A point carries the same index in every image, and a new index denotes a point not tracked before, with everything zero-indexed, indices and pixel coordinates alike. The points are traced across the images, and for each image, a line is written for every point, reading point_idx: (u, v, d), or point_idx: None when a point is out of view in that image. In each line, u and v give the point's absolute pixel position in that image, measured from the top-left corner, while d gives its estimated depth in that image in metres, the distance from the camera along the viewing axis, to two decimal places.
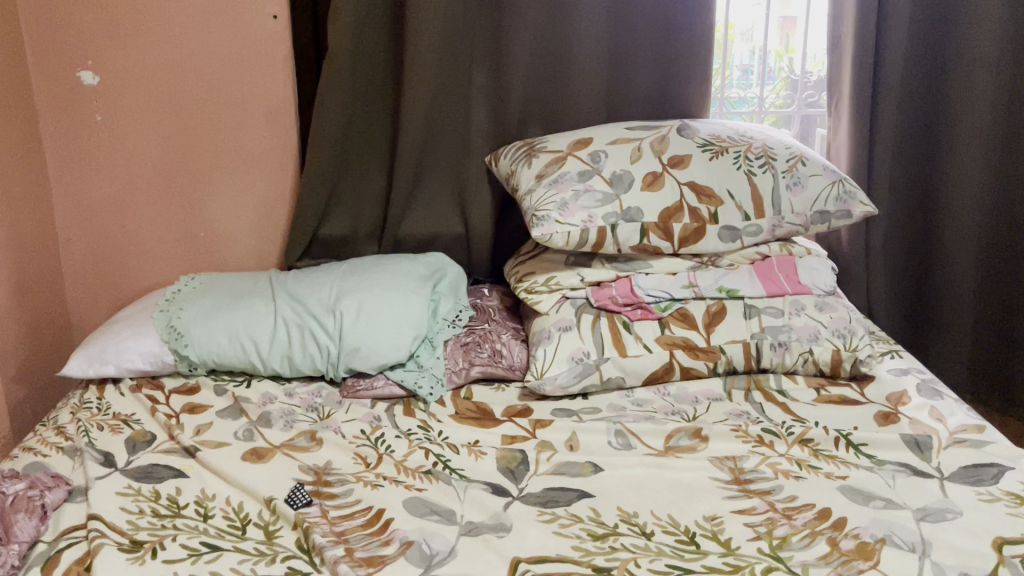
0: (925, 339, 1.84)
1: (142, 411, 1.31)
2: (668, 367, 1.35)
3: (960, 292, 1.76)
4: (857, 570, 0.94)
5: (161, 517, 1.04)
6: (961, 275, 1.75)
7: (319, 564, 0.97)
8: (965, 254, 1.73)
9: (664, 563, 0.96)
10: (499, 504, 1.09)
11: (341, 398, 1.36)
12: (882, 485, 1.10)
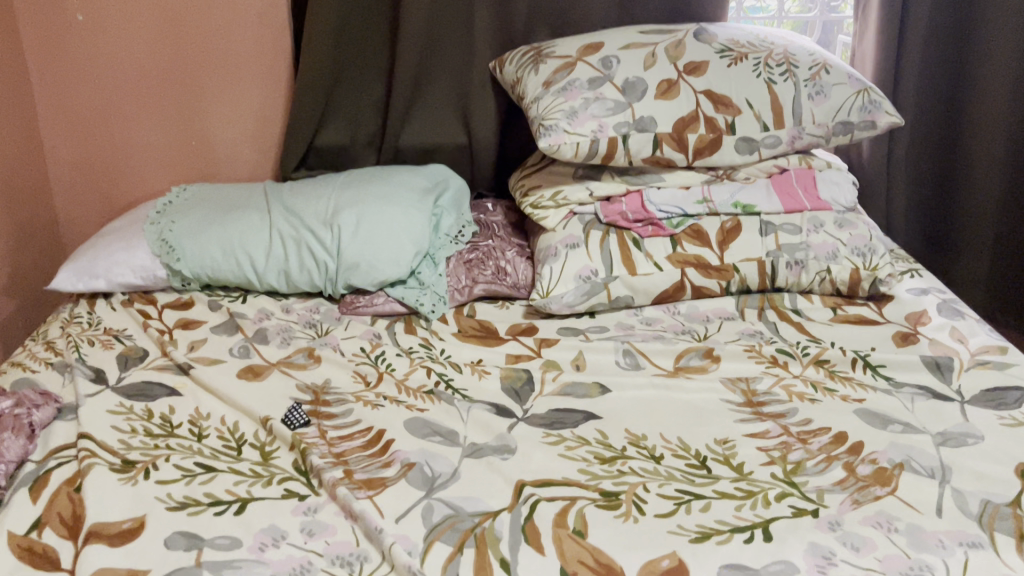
0: (941, 256, 1.79)
1: (134, 326, 1.27)
2: (679, 286, 1.29)
3: (980, 210, 1.70)
4: (874, 496, 0.91)
5: (154, 436, 1.01)
6: (982, 193, 1.68)
7: (317, 486, 0.94)
8: (988, 171, 1.66)
9: (674, 488, 0.93)
10: (502, 424, 1.05)
11: (340, 315, 1.31)
12: (900, 409, 1.06)
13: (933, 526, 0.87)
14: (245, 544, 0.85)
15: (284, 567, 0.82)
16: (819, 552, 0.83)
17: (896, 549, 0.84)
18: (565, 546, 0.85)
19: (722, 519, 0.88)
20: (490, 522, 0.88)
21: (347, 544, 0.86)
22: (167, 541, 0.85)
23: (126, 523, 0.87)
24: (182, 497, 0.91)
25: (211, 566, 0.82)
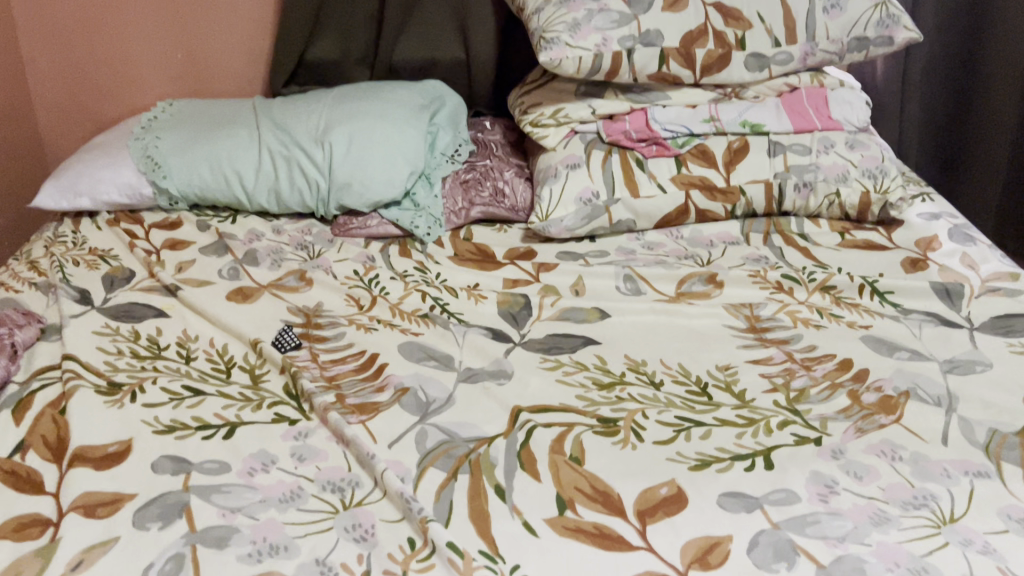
0: (958, 170, 1.73)
1: (120, 246, 1.23)
2: (683, 210, 1.25)
3: (1000, 119, 1.64)
4: (879, 425, 0.89)
5: (141, 358, 0.98)
6: (1003, 101, 1.63)
7: (308, 411, 0.91)
8: (1009, 78, 1.60)
9: (673, 415, 0.91)
10: (499, 349, 1.02)
11: (333, 237, 1.27)
12: (908, 336, 1.03)
13: (939, 455, 0.85)
14: (235, 469, 0.83)
15: (274, 492, 0.80)
16: (821, 480, 0.82)
17: (900, 478, 0.82)
18: (562, 473, 0.83)
19: (723, 447, 0.86)
20: (485, 448, 0.86)
21: (340, 469, 0.84)
22: (154, 465, 0.83)
23: (112, 446, 0.85)
24: (169, 421, 0.89)
25: (199, 491, 0.80)
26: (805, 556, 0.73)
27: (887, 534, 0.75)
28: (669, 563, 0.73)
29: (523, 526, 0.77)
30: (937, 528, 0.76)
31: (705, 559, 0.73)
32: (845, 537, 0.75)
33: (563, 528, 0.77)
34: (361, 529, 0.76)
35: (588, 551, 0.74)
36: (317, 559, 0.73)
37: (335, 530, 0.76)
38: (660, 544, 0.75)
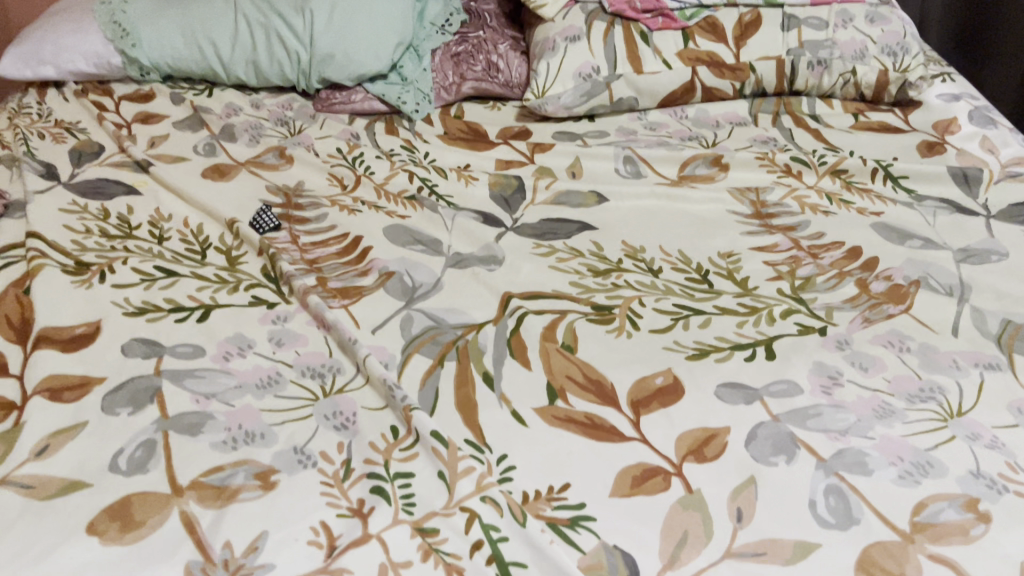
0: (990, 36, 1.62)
1: (88, 119, 1.16)
2: (688, 88, 1.17)
3: None
4: (887, 315, 0.85)
5: (111, 238, 0.93)
6: None
7: (287, 295, 0.87)
8: None
9: (671, 303, 0.86)
10: (490, 234, 0.97)
11: (315, 112, 1.20)
12: (921, 224, 0.97)
13: (948, 347, 0.81)
14: (209, 354, 0.79)
15: (251, 378, 0.76)
16: (824, 372, 0.78)
17: (907, 370, 0.78)
18: (553, 362, 0.79)
19: (723, 336, 0.82)
20: (474, 335, 0.82)
21: (320, 355, 0.80)
22: (124, 348, 0.78)
23: (80, 328, 0.80)
24: (140, 302, 0.84)
25: (171, 376, 0.76)
26: (805, 449, 0.70)
27: (891, 428, 0.72)
28: (663, 455, 0.70)
29: (512, 415, 0.74)
30: (944, 422, 0.73)
31: (701, 451, 0.70)
32: (848, 430, 0.72)
33: (554, 418, 0.73)
34: (342, 417, 0.73)
35: (579, 441, 0.71)
36: (294, 447, 0.70)
37: (315, 418, 0.73)
38: (654, 435, 0.71)
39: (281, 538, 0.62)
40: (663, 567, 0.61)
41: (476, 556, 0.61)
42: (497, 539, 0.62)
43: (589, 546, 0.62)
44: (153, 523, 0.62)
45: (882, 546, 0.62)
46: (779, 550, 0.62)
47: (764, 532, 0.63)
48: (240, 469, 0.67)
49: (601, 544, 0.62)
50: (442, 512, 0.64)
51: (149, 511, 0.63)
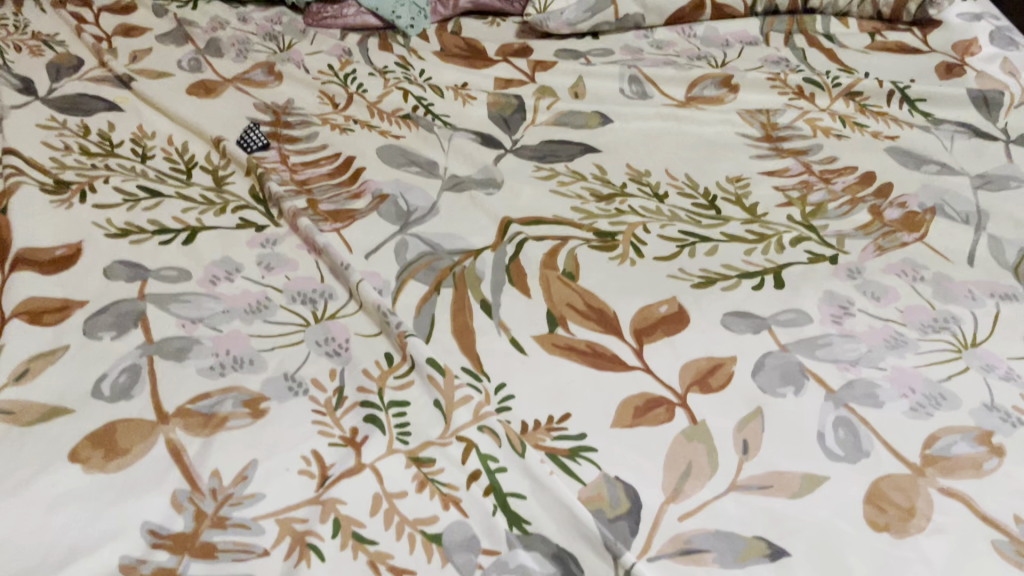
0: None
1: (66, 32, 1.10)
2: (698, 5, 1.14)
3: None
4: (901, 244, 0.81)
5: (91, 156, 0.89)
6: None
7: (276, 218, 0.83)
8: None
9: (677, 230, 0.83)
10: (488, 156, 0.93)
11: (305, 27, 1.14)
12: (937, 149, 0.94)
13: (964, 276, 0.78)
14: (195, 277, 0.75)
15: (239, 302, 0.73)
16: (835, 301, 0.75)
17: (920, 300, 0.75)
18: (553, 289, 0.76)
19: (730, 264, 0.79)
20: (471, 261, 0.79)
21: (311, 279, 0.77)
22: (107, 271, 0.75)
23: (60, 249, 0.77)
24: (123, 223, 0.80)
25: (156, 300, 0.73)
26: (814, 380, 0.68)
27: (903, 359, 0.70)
28: (667, 386, 0.67)
29: (510, 344, 0.71)
30: (957, 353, 0.70)
31: (706, 381, 0.68)
32: (858, 361, 0.69)
33: (554, 346, 0.71)
34: (335, 344, 0.70)
35: (580, 371, 0.68)
36: (284, 375, 0.67)
37: (306, 344, 0.70)
38: (658, 365, 0.69)
39: (271, 467, 0.59)
40: (666, 499, 0.59)
41: (473, 487, 0.59)
42: (495, 469, 0.60)
43: (590, 477, 0.60)
44: (138, 451, 0.60)
45: (891, 479, 0.60)
46: (786, 484, 0.60)
47: (771, 465, 0.61)
48: (229, 396, 0.65)
49: (603, 475, 0.60)
50: (438, 442, 0.62)
51: (134, 438, 0.61)
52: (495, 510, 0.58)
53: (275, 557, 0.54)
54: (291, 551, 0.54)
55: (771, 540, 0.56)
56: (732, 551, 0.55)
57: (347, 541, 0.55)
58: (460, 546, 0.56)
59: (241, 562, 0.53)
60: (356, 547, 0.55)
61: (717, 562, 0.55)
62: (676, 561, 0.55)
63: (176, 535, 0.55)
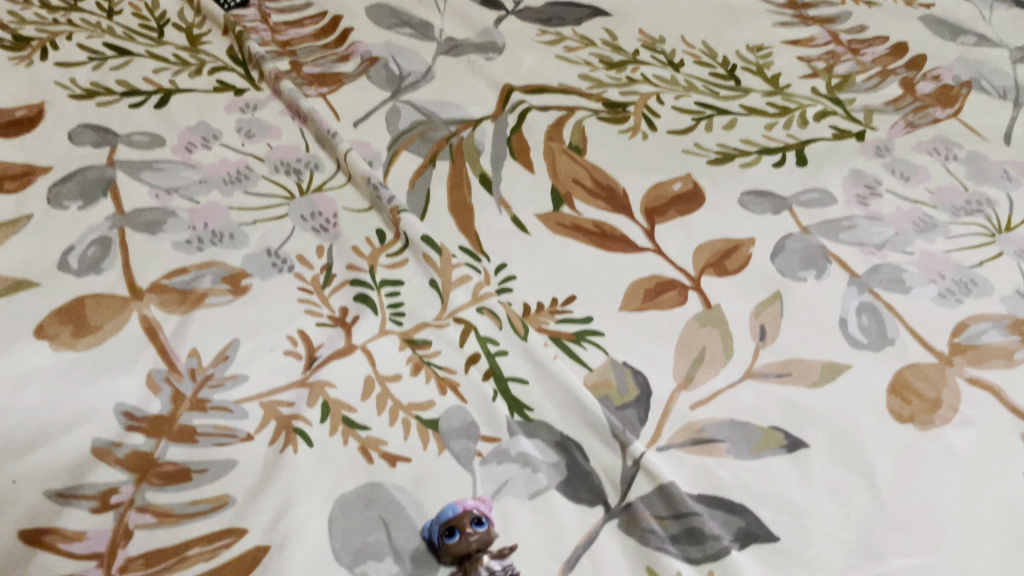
0: None
1: None
2: None
3: None
4: (933, 120, 0.76)
5: (52, 10, 0.81)
6: None
7: (257, 81, 0.77)
8: None
9: (693, 102, 0.77)
10: (487, 18, 0.85)
11: None
12: (975, 19, 0.87)
13: (999, 156, 0.73)
14: (169, 144, 0.69)
15: (217, 172, 0.68)
16: (861, 181, 0.70)
17: (952, 180, 0.70)
18: (558, 164, 0.70)
19: (749, 139, 0.73)
20: (469, 132, 0.73)
21: (295, 149, 0.71)
22: (72, 135, 0.69)
23: (20, 111, 0.70)
24: (89, 84, 0.73)
25: (127, 168, 0.67)
26: (837, 264, 0.63)
27: (933, 243, 0.65)
28: (679, 268, 0.63)
29: (511, 221, 0.66)
30: (990, 237, 0.66)
31: (721, 264, 0.63)
32: (884, 245, 0.65)
33: (559, 225, 0.66)
34: (322, 218, 0.65)
35: (587, 251, 0.64)
36: (268, 250, 0.62)
37: (291, 218, 0.65)
38: (670, 246, 0.64)
39: (254, 347, 0.55)
40: (678, 387, 0.55)
41: (472, 372, 0.55)
42: (495, 353, 0.56)
43: (596, 363, 0.56)
44: (110, 328, 0.55)
45: (917, 369, 0.56)
46: (806, 372, 0.56)
47: (789, 352, 0.57)
48: (207, 272, 0.60)
49: (610, 361, 0.56)
50: (434, 324, 0.58)
51: (106, 315, 0.56)
52: (495, 395, 0.54)
53: (260, 442, 0.50)
54: (276, 435, 0.50)
55: (789, 431, 0.53)
56: (746, 441, 0.52)
57: (337, 426, 0.51)
58: (458, 433, 0.52)
59: (223, 447, 0.50)
60: (346, 433, 0.51)
61: (731, 453, 0.51)
62: (688, 451, 0.51)
63: (152, 417, 0.51)
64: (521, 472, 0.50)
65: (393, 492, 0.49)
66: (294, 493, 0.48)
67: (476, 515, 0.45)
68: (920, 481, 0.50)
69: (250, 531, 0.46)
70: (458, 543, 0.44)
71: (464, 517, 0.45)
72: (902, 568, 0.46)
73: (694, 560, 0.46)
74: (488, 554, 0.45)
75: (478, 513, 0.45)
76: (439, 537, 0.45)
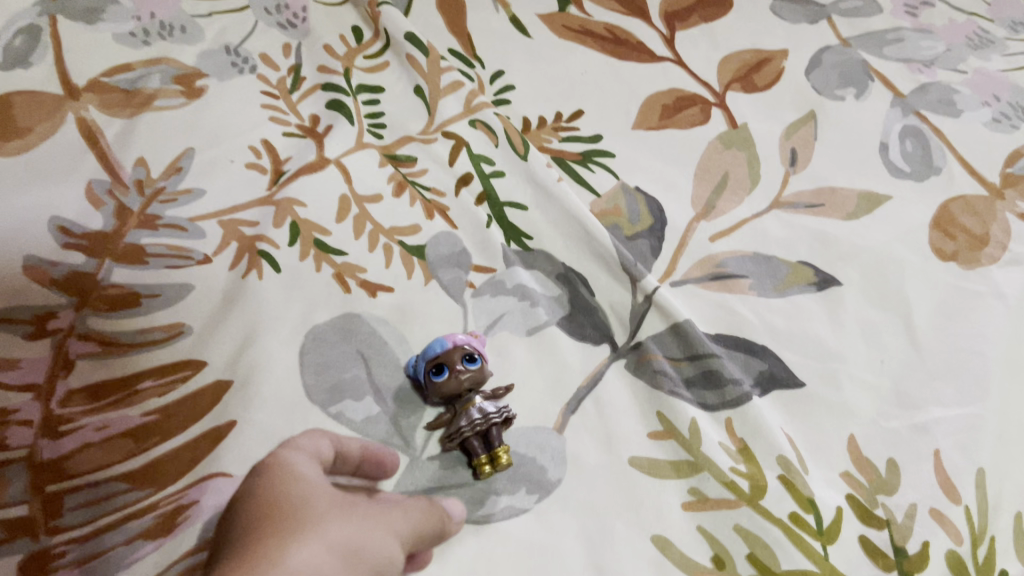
0: None
1: None
2: None
3: None
4: None
5: None
6: None
7: None
8: None
9: None
10: None
11: None
12: None
13: None
14: None
15: None
16: None
17: None
18: None
19: None
20: None
21: None
22: None
23: None
24: None
25: None
26: (880, 81, 0.55)
27: (988, 62, 0.57)
28: (702, 82, 0.55)
29: (510, 22, 0.57)
30: None
31: (749, 79, 0.55)
32: (933, 62, 0.57)
33: (565, 29, 0.57)
34: (289, 13, 0.56)
35: (596, 60, 0.55)
36: (226, 48, 0.53)
37: (252, 12, 0.56)
38: (693, 56, 0.56)
39: (213, 156, 0.47)
40: (696, 216, 0.48)
41: (463, 195, 0.48)
42: (489, 175, 0.49)
43: (605, 188, 0.49)
44: (41, 133, 0.47)
45: (964, 202, 0.50)
46: (841, 202, 0.50)
47: (823, 180, 0.50)
48: (155, 71, 0.51)
49: (621, 186, 0.50)
50: (420, 138, 0.50)
51: (35, 116, 0.47)
52: (490, 222, 0.48)
53: (219, 265, 0.43)
54: (238, 259, 0.44)
55: (820, 267, 0.47)
56: (772, 277, 0.46)
57: (308, 251, 0.44)
58: (447, 262, 0.46)
59: (177, 270, 0.43)
60: (319, 258, 0.44)
61: (754, 290, 0.46)
62: (705, 288, 0.46)
63: (93, 234, 0.43)
64: (518, 306, 0.44)
65: (374, 325, 0.43)
66: (260, 323, 0.42)
67: (468, 352, 0.40)
68: (964, 324, 0.45)
69: (209, 365, 0.40)
70: (447, 380, 0.39)
71: (454, 353, 0.40)
72: (940, 418, 0.42)
73: (710, 407, 0.41)
74: (480, 395, 0.40)
75: (471, 350, 0.40)
76: (425, 376, 0.40)
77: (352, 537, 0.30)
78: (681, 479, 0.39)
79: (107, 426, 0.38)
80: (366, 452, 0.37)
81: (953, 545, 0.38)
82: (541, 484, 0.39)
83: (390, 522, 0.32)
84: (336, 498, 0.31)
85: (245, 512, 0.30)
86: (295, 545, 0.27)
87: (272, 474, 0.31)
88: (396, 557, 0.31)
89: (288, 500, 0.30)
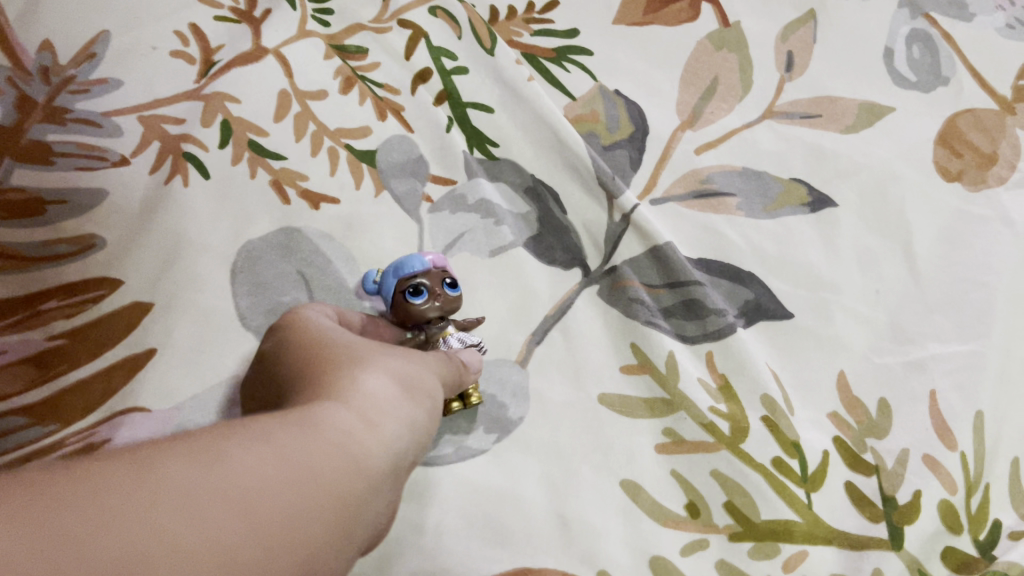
0: None
1: None
2: None
3: None
4: None
5: None
6: None
7: None
8: None
9: None
10: None
11: None
12: None
13: None
14: None
15: None
16: None
17: None
18: None
19: None
20: None
21: None
22: None
23: None
24: None
25: None
26: None
27: None
28: None
29: None
30: None
31: None
32: None
33: None
34: None
35: None
36: None
37: None
38: None
39: (126, 45, 0.40)
40: (681, 125, 0.43)
41: (421, 93, 0.43)
42: (451, 71, 0.44)
43: (581, 91, 0.44)
44: None
45: (973, 117, 0.45)
46: (840, 112, 0.45)
47: (822, 87, 0.45)
48: None
49: (599, 88, 0.44)
50: (373, 27, 0.44)
51: None
52: (451, 125, 0.42)
53: (138, 168, 0.38)
54: (161, 161, 0.38)
55: (814, 185, 0.42)
56: (761, 196, 0.42)
57: (241, 154, 0.39)
58: (401, 170, 0.41)
59: (89, 173, 0.37)
60: (253, 163, 0.39)
61: (742, 210, 0.41)
62: (688, 207, 0.41)
63: None
64: (481, 224, 0.40)
65: (317, 241, 0.38)
66: (185, 238, 0.36)
67: (447, 277, 0.35)
68: (968, 252, 0.41)
69: (126, 284, 0.35)
70: (426, 304, 0.34)
71: (434, 276, 0.35)
72: (937, 355, 0.38)
73: (689, 339, 0.38)
74: (452, 326, 0.35)
75: (450, 276, 0.35)
76: (395, 295, 0.34)
77: (400, 372, 0.26)
78: (654, 419, 0.35)
79: (5, 351, 0.33)
80: (368, 323, 0.35)
81: (946, 494, 0.35)
82: (500, 422, 0.35)
83: (421, 360, 0.28)
84: (373, 345, 0.27)
85: (288, 371, 0.26)
86: (346, 373, 0.24)
87: (299, 338, 0.28)
88: (436, 389, 0.28)
89: (328, 348, 0.26)
